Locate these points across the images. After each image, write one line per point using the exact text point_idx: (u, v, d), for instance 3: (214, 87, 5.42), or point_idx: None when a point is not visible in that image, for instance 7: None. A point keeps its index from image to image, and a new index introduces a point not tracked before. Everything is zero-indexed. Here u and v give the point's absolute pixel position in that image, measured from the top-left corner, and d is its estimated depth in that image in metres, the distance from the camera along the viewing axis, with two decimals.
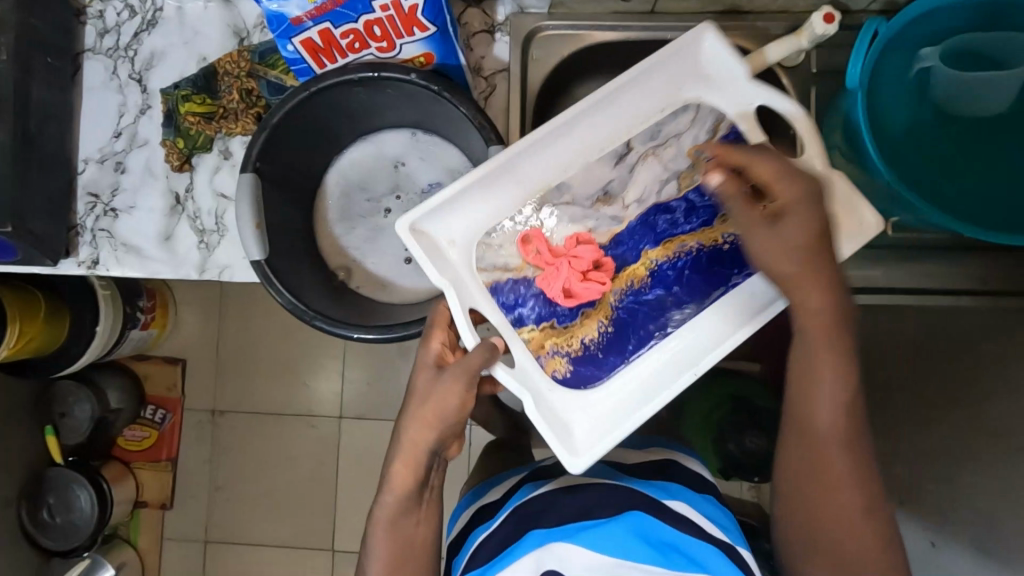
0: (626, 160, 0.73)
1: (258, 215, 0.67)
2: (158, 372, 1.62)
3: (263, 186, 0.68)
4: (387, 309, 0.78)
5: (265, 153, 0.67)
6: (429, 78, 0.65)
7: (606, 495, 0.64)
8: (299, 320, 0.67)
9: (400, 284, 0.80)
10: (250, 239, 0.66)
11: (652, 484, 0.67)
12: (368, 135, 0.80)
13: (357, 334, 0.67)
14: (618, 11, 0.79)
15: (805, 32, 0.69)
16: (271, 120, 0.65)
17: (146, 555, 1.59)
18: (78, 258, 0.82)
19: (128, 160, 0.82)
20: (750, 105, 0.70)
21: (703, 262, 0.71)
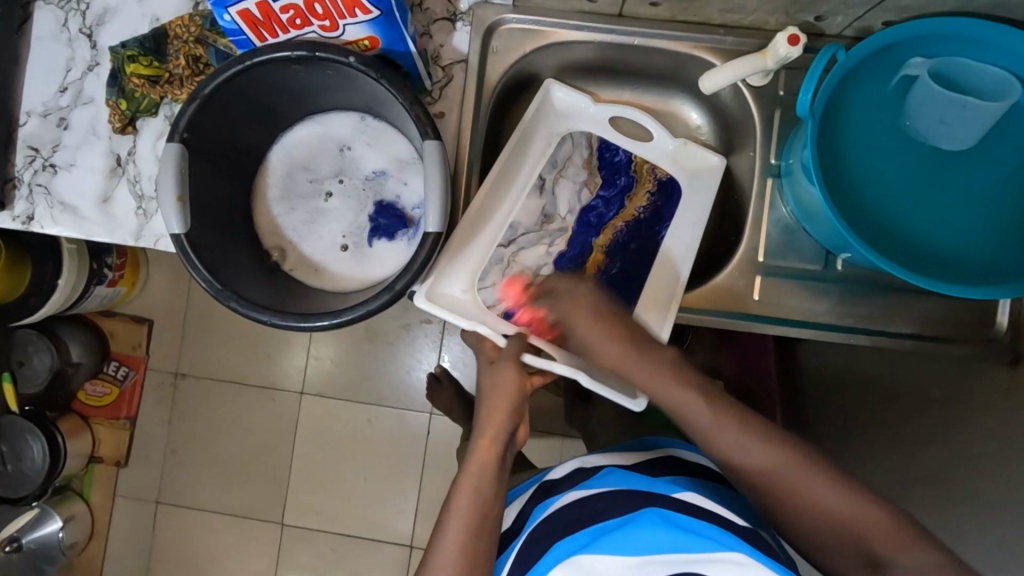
0: (546, 188, 0.82)
1: (181, 186, 0.65)
2: (123, 330, 1.61)
3: (192, 158, 0.67)
4: (314, 294, 0.76)
5: (195, 124, 0.65)
6: (367, 64, 0.63)
7: (612, 493, 0.64)
8: (214, 299, 0.65)
9: (333, 271, 0.77)
10: (170, 211, 0.64)
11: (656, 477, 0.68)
12: (315, 115, 0.78)
13: (268, 319, 0.64)
14: (584, 11, 0.76)
15: (769, 54, 0.68)
16: (202, 90, 0.63)
17: (97, 511, 1.60)
18: (13, 212, 0.80)
19: (71, 116, 0.80)
20: (603, 119, 0.84)
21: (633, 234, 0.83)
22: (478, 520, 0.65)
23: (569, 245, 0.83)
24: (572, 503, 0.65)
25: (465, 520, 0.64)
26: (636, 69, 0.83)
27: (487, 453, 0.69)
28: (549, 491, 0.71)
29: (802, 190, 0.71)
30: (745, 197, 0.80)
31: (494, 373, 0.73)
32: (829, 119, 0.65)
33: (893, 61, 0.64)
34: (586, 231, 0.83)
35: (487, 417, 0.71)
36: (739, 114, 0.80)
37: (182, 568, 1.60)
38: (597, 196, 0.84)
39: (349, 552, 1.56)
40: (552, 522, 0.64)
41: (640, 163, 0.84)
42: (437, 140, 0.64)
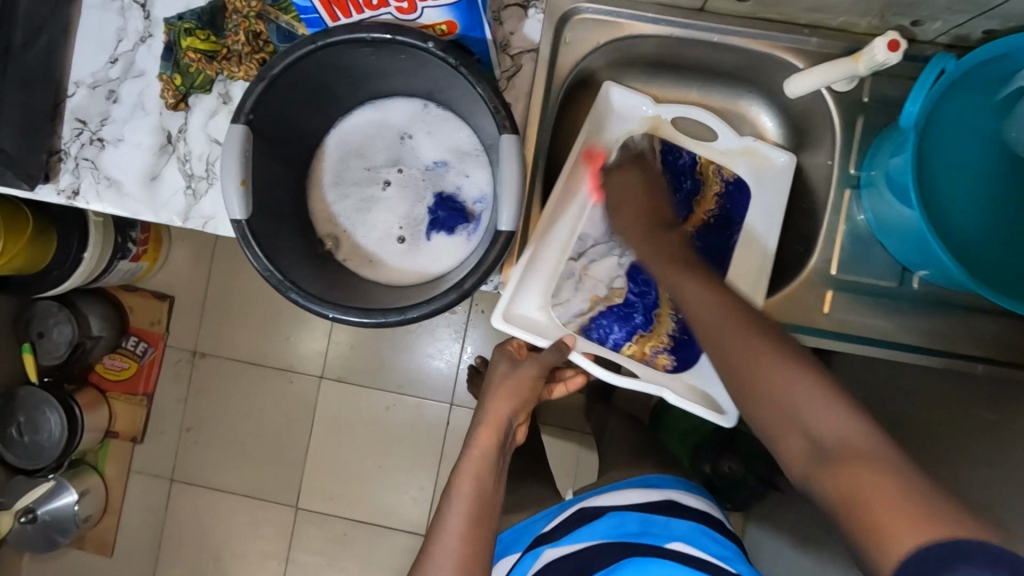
0: None
1: (244, 170, 0.62)
2: (143, 305, 1.59)
3: (255, 140, 0.64)
4: (368, 286, 0.72)
5: (260, 105, 0.62)
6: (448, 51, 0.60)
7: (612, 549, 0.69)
8: (274, 289, 0.63)
9: (387, 263, 0.74)
10: (233, 196, 0.61)
11: (650, 521, 0.72)
12: (375, 100, 0.75)
13: (332, 314, 0.62)
14: (663, 3, 0.73)
15: (863, 58, 0.65)
16: (271, 70, 0.60)
17: (112, 485, 1.59)
18: (58, 186, 0.77)
19: (120, 89, 0.77)
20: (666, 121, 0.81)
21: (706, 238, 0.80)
22: (477, 507, 0.67)
23: (640, 258, 0.80)
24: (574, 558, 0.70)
25: (466, 512, 0.66)
26: (708, 67, 0.80)
27: (487, 442, 0.72)
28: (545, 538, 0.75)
29: (887, 204, 0.68)
30: (816, 206, 0.77)
31: (512, 369, 0.77)
32: (930, 132, 0.61)
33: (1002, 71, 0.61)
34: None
35: (491, 406, 0.75)
36: (815, 119, 0.77)
37: (193, 546, 1.59)
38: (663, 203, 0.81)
39: (362, 539, 1.55)
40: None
41: (706, 163, 0.82)
42: (514, 133, 0.61)
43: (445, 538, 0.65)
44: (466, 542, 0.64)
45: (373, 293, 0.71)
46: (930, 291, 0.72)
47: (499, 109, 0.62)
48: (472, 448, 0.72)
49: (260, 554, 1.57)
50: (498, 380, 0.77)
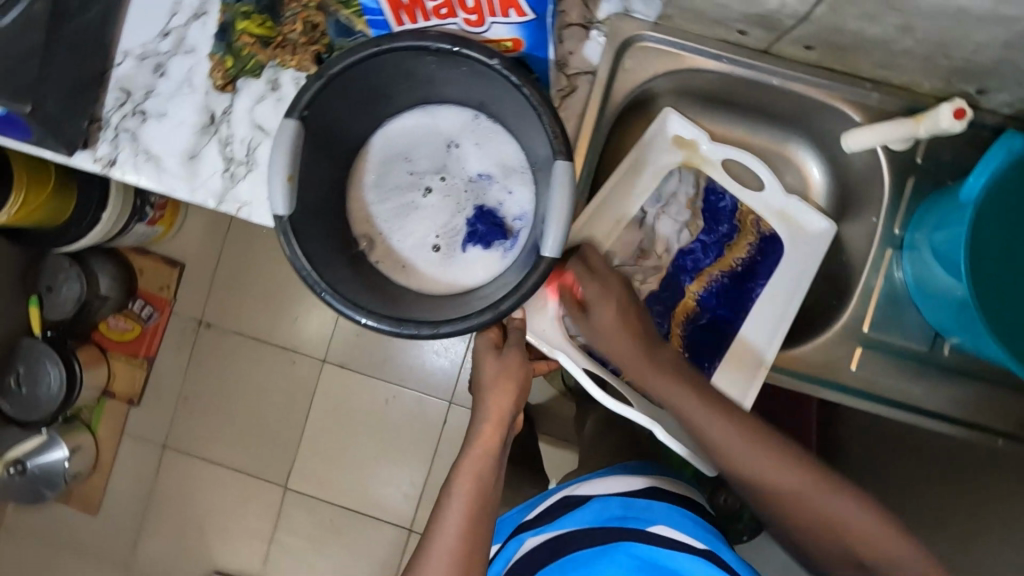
0: (646, 223, 0.80)
1: (293, 166, 0.61)
2: (153, 269, 1.58)
3: (306, 137, 0.63)
4: (401, 293, 0.72)
5: (316, 102, 0.61)
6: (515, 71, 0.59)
7: (592, 535, 0.65)
8: (308, 288, 0.62)
9: (420, 271, 0.74)
10: (278, 191, 0.60)
11: (634, 504, 0.69)
12: (427, 104, 0.74)
13: (364, 320, 0.62)
14: (727, 40, 0.72)
15: (925, 121, 0.64)
16: (330, 69, 0.60)
17: (103, 444, 1.59)
18: (95, 154, 0.77)
19: (169, 64, 0.76)
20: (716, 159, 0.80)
21: (731, 286, 0.79)
22: (474, 505, 0.68)
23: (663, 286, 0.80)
24: (553, 543, 0.66)
25: (464, 514, 0.67)
26: (761, 107, 0.79)
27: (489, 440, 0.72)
28: (526, 523, 0.72)
29: (930, 269, 0.68)
30: (854, 260, 0.76)
31: (499, 360, 0.73)
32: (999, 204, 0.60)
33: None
34: (681, 273, 0.81)
35: (490, 400, 0.73)
36: (863, 172, 0.76)
37: (179, 514, 1.59)
38: (695, 239, 0.81)
39: (347, 527, 1.55)
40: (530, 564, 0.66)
41: (745, 212, 0.80)
42: (568, 159, 0.60)
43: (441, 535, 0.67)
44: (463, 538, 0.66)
45: (403, 299, 0.70)
46: (959, 359, 0.72)
47: (557, 136, 0.61)
48: (474, 447, 0.71)
49: (246, 529, 1.58)
50: (487, 374, 0.73)
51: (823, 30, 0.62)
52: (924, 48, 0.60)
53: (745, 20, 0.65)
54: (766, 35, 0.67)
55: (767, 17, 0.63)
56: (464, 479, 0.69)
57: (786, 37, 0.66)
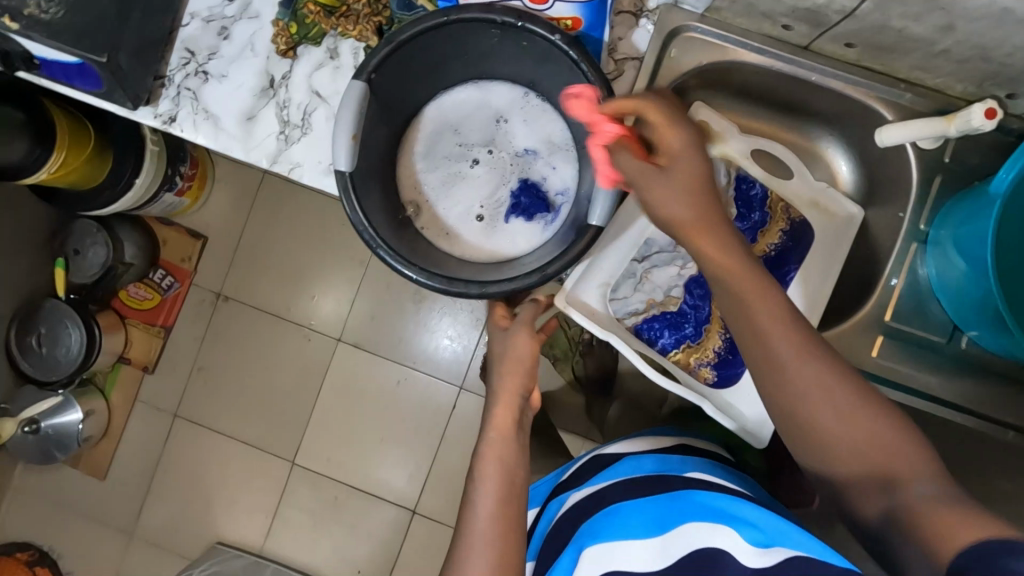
0: None
1: (356, 126, 0.64)
2: (176, 240, 1.60)
3: (368, 100, 0.66)
4: (444, 258, 0.75)
5: (382, 66, 0.65)
6: (574, 45, 0.62)
7: (631, 485, 0.68)
8: (364, 244, 0.66)
9: (464, 239, 0.77)
10: (342, 149, 0.64)
11: (668, 461, 0.72)
12: (479, 79, 0.78)
13: (413, 276, 0.65)
14: (770, 35, 0.75)
15: (956, 120, 0.68)
16: (399, 36, 0.63)
17: (114, 410, 1.60)
18: (157, 110, 0.80)
19: (233, 28, 0.80)
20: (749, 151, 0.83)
21: (765, 271, 0.81)
22: (502, 485, 0.68)
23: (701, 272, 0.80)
24: (591, 498, 0.70)
25: (496, 498, 0.66)
26: (797, 104, 0.83)
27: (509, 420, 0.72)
28: (566, 487, 0.77)
29: (950, 263, 0.72)
30: (879, 254, 0.79)
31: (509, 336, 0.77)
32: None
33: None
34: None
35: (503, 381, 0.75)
36: (892, 170, 0.79)
37: (185, 485, 1.59)
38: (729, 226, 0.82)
39: (352, 506, 1.56)
40: (574, 519, 0.69)
41: (775, 199, 0.82)
42: (620, 133, 0.64)
43: (476, 512, 0.66)
44: (499, 515, 0.65)
45: (446, 263, 0.74)
46: (975, 352, 0.75)
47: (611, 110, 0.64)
48: (492, 432, 0.72)
49: (250, 503, 1.58)
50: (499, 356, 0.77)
51: (868, 27, 0.65)
52: (961, 49, 0.64)
53: (792, 14, 0.69)
54: (809, 31, 0.71)
55: (814, 12, 0.66)
56: (489, 461, 0.69)
57: (829, 33, 0.69)
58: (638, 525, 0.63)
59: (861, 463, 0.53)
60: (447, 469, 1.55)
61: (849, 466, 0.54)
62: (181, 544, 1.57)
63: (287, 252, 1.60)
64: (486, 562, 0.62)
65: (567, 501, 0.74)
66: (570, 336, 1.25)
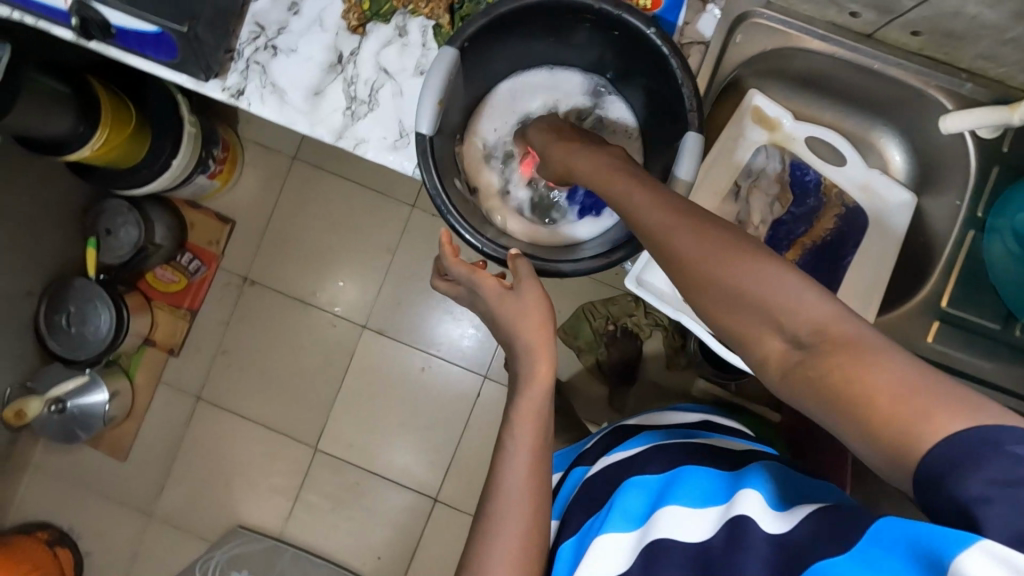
0: (740, 196, 0.85)
1: (441, 93, 0.67)
2: (205, 224, 1.60)
3: (457, 67, 0.70)
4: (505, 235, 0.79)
5: (474, 36, 0.69)
6: (668, 40, 0.65)
7: (660, 451, 0.62)
8: (433, 207, 0.68)
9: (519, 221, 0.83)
10: (427, 113, 0.67)
11: (695, 432, 0.71)
12: (554, 67, 0.84)
13: (470, 239, 0.70)
14: (834, 23, 0.77)
15: (1021, 109, 0.69)
16: (499, 9, 0.68)
17: (138, 391, 1.60)
18: (225, 83, 0.80)
19: (304, 3, 0.81)
20: (800, 139, 0.87)
21: (822, 253, 0.85)
22: (535, 445, 0.60)
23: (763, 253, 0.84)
24: (618, 463, 0.65)
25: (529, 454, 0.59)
26: (854, 93, 0.84)
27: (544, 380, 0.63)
28: (587, 457, 0.74)
29: (1004, 252, 0.74)
30: (933, 241, 0.81)
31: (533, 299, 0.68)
32: None
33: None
34: (777, 241, 0.85)
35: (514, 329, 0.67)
36: (947, 162, 0.81)
37: (206, 467, 1.59)
38: (786, 210, 0.86)
39: (373, 491, 1.56)
40: (599, 485, 0.64)
41: (829, 185, 0.86)
42: (700, 129, 0.65)
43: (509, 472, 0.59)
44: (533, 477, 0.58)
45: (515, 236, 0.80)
46: None
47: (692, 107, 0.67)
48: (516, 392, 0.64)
49: (270, 487, 1.58)
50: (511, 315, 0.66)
51: (939, 13, 0.67)
52: None
53: (862, 1, 0.70)
54: (877, 18, 0.72)
55: None
56: (524, 420, 0.61)
57: (898, 20, 0.71)
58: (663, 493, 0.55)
59: (863, 383, 0.38)
60: (469, 459, 1.56)
61: (843, 391, 0.39)
62: (199, 525, 1.57)
63: (316, 238, 1.61)
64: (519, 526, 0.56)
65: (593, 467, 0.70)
66: (594, 327, 1.31)
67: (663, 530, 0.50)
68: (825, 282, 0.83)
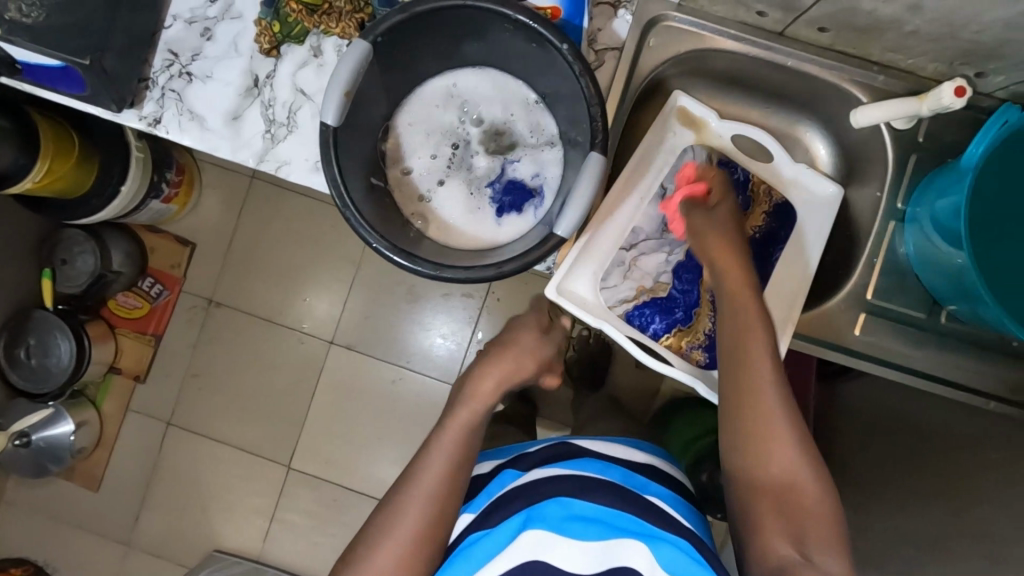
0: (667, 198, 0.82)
1: (351, 83, 0.65)
2: (165, 248, 1.57)
3: (371, 63, 0.67)
4: (421, 241, 0.77)
5: (391, 33, 0.66)
6: (579, 59, 0.63)
7: (594, 482, 0.69)
8: (334, 206, 0.66)
9: (439, 215, 0.79)
10: (332, 103, 0.64)
11: (630, 475, 0.74)
12: (485, 66, 0.78)
13: (376, 245, 0.66)
14: (745, 23, 0.77)
15: (928, 99, 0.70)
16: (416, 6, 0.64)
17: (107, 421, 1.57)
18: (142, 112, 0.80)
19: (217, 28, 0.80)
20: (723, 137, 0.84)
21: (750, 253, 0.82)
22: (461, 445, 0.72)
23: (687, 257, 0.83)
24: (552, 476, 0.70)
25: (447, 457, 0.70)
26: (774, 90, 0.84)
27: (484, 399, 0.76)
28: (522, 462, 0.76)
29: (935, 246, 0.72)
30: (859, 233, 0.81)
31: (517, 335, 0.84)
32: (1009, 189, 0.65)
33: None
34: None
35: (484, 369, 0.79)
36: (868, 155, 0.81)
37: (182, 492, 1.57)
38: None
39: (352, 507, 1.54)
40: (527, 490, 0.69)
41: (757, 183, 0.84)
42: (602, 151, 0.65)
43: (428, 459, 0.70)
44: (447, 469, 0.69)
45: (425, 248, 0.75)
46: (955, 326, 0.77)
47: (597, 120, 0.65)
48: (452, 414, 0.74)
49: (249, 508, 1.56)
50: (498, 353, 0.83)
51: (839, 10, 0.67)
52: (931, 28, 0.65)
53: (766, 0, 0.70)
54: (783, 16, 0.73)
55: None
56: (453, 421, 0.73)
57: (802, 18, 0.71)
58: (583, 525, 0.64)
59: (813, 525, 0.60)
60: None
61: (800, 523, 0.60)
62: (180, 552, 1.55)
63: (279, 254, 1.59)
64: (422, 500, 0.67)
65: (523, 476, 0.73)
66: None
67: (564, 562, 0.62)
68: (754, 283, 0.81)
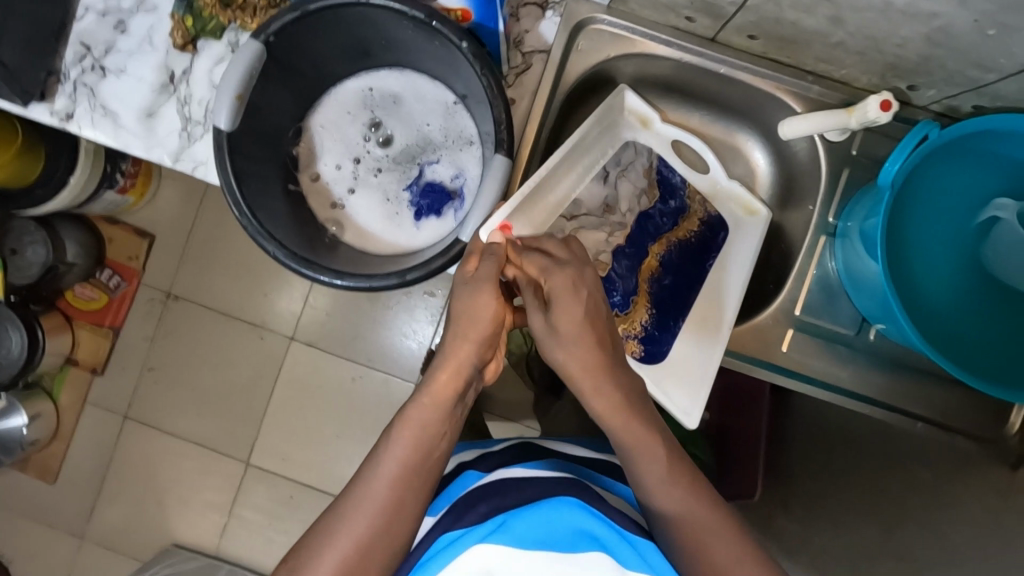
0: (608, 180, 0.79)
1: (243, 86, 0.64)
2: (123, 238, 1.43)
3: (267, 62, 0.66)
4: (336, 246, 0.76)
5: (285, 31, 0.65)
6: (481, 62, 0.62)
7: (552, 483, 0.60)
8: (228, 207, 0.64)
9: (354, 221, 0.78)
10: (223, 106, 0.63)
11: (598, 480, 0.66)
12: (407, 68, 0.78)
13: (274, 252, 0.64)
14: (677, 28, 0.74)
15: (856, 113, 0.68)
16: (308, 4, 0.63)
17: (63, 414, 1.45)
18: (52, 107, 0.77)
19: (131, 21, 0.77)
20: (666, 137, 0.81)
21: (681, 258, 0.80)
22: (416, 462, 0.58)
23: (628, 243, 0.80)
24: (515, 480, 0.62)
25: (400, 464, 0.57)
26: (716, 99, 0.82)
27: (446, 392, 0.60)
28: (480, 464, 0.68)
29: (857, 256, 0.71)
30: (792, 248, 0.80)
31: (473, 301, 0.62)
32: (911, 212, 0.65)
33: (981, 168, 0.65)
34: (643, 236, 0.80)
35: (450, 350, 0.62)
36: (805, 167, 0.79)
37: (139, 486, 1.46)
38: (654, 206, 0.81)
39: (310, 504, 1.43)
40: (491, 494, 0.60)
41: (692, 190, 0.82)
42: (507, 155, 0.65)
43: (373, 479, 0.57)
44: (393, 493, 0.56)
45: (342, 256, 0.74)
46: (883, 343, 0.77)
47: (502, 124, 0.65)
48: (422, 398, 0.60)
49: (202, 502, 1.45)
50: (456, 310, 0.62)
51: (763, 18, 0.65)
52: (855, 40, 0.63)
53: (691, 5, 0.68)
54: (712, 23, 0.70)
55: (710, 3, 0.66)
56: (405, 429, 0.58)
57: (730, 25, 0.69)
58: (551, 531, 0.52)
59: None
60: None
61: None
62: (134, 558, 1.44)
63: (239, 245, 1.46)
64: (356, 537, 0.54)
65: (484, 478, 0.64)
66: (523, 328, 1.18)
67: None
68: (690, 282, 0.79)
